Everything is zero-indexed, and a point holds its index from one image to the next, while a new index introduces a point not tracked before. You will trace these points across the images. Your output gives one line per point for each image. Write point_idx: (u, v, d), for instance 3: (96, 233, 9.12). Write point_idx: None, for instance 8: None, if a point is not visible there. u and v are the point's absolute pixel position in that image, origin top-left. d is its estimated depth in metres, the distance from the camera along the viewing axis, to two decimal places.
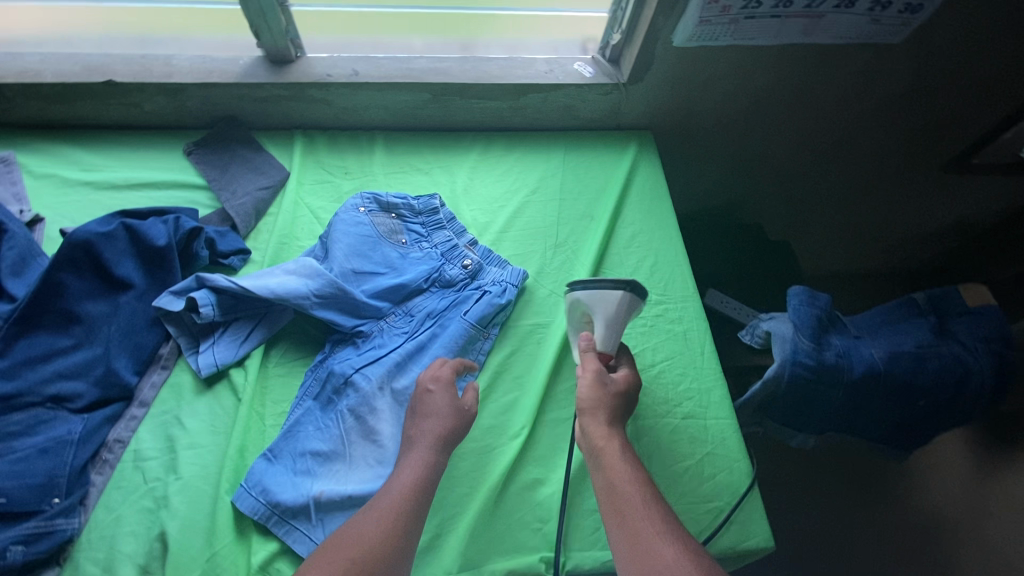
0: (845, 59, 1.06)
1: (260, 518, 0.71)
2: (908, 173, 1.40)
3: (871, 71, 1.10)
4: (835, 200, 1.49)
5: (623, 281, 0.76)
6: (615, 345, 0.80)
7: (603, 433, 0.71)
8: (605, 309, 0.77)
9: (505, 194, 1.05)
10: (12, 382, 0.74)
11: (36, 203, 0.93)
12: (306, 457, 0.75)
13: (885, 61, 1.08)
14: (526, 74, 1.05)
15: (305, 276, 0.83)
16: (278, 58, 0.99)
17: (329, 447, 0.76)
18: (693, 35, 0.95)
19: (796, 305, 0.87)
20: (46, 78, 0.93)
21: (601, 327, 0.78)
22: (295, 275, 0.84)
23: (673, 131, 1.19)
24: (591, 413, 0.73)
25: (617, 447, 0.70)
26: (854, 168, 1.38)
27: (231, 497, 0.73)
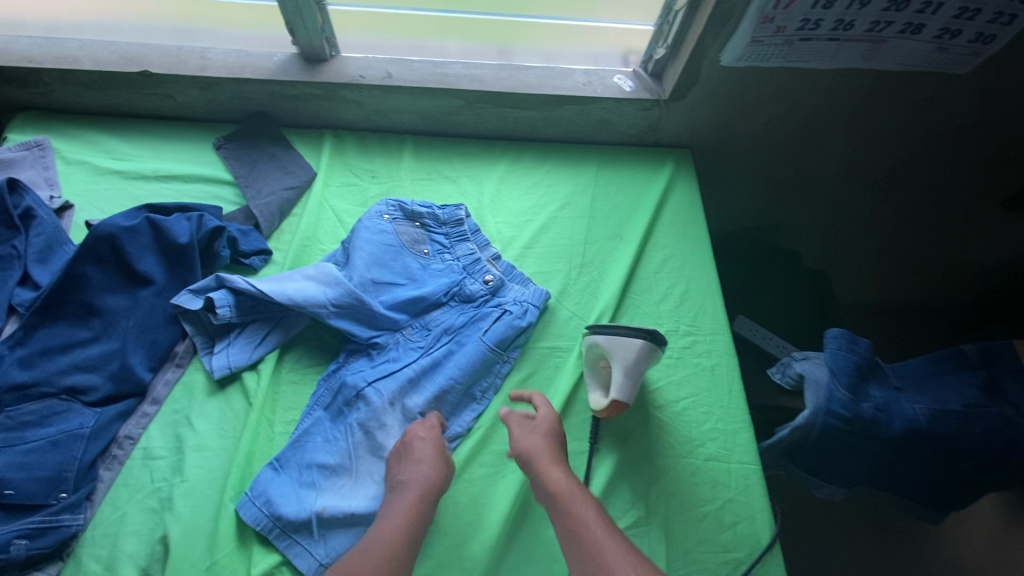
0: (907, 87, 1.00)
1: (262, 530, 0.70)
2: (959, 211, 1.31)
3: (929, 100, 1.03)
4: (890, 223, 1.37)
5: (642, 329, 0.70)
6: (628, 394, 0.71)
7: (553, 472, 0.69)
8: (627, 357, 0.70)
9: (532, 208, 1.02)
10: (30, 371, 0.74)
11: (67, 188, 0.94)
12: (312, 470, 0.73)
13: (945, 89, 1.00)
14: (562, 85, 1.01)
15: (322, 292, 0.81)
16: (312, 56, 0.97)
17: (337, 461, 0.74)
18: (743, 55, 0.89)
19: (835, 350, 0.83)
20: (83, 65, 0.93)
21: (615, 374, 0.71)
22: (309, 287, 0.81)
23: (717, 148, 1.13)
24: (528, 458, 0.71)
25: (571, 488, 0.68)
26: (898, 202, 1.31)
27: (236, 505, 0.72)
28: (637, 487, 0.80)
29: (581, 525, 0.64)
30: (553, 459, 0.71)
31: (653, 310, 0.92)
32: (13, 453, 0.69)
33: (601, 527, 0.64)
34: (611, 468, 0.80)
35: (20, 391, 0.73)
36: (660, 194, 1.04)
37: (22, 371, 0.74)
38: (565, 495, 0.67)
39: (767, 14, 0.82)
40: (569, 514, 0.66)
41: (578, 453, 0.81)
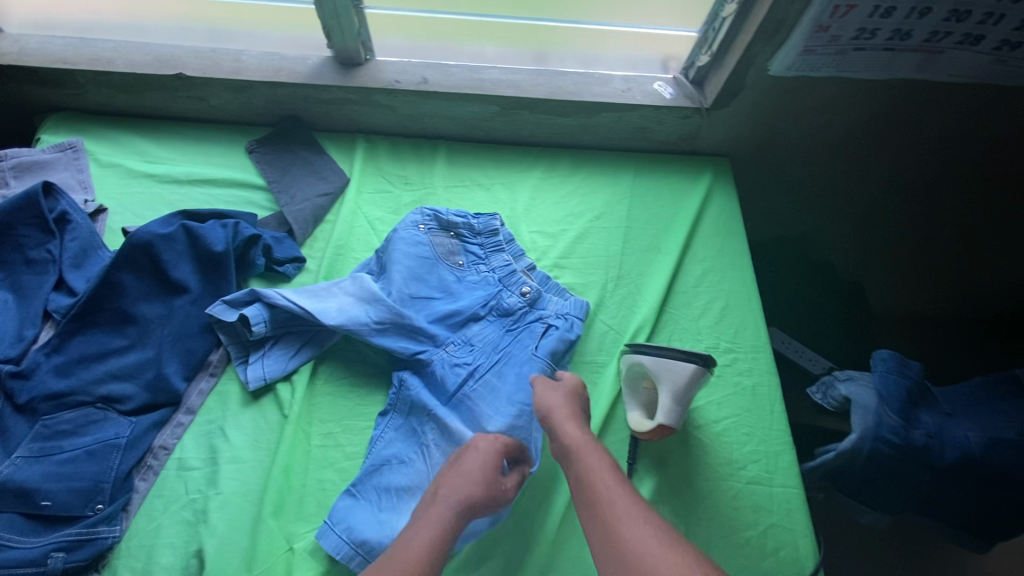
0: (959, 98, 0.96)
1: (343, 558, 0.69)
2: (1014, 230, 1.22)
3: (982, 111, 0.98)
4: (949, 246, 1.28)
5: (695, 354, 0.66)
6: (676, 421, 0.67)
7: (565, 422, 0.70)
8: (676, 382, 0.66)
9: (568, 217, 1.00)
10: (66, 380, 0.74)
11: (100, 191, 0.93)
12: (391, 494, 0.73)
13: (999, 100, 0.96)
14: (602, 91, 0.99)
15: (364, 311, 0.81)
16: (347, 59, 0.96)
17: (414, 482, 0.74)
18: (793, 65, 0.86)
19: (884, 373, 0.81)
20: (118, 67, 0.92)
21: (663, 399, 0.67)
22: (351, 305, 0.81)
23: (759, 160, 1.10)
24: (548, 412, 0.71)
25: (581, 438, 0.68)
26: (952, 223, 1.24)
27: (315, 534, 0.71)
28: (677, 510, 0.78)
29: (588, 471, 0.63)
30: (569, 414, 0.71)
31: (693, 326, 0.90)
32: (50, 462, 0.69)
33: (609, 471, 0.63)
34: (653, 489, 0.79)
35: (56, 400, 0.73)
36: (699, 204, 1.01)
37: (58, 380, 0.73)
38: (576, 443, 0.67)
39: (823, 24, 0.79)
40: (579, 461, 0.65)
41: None
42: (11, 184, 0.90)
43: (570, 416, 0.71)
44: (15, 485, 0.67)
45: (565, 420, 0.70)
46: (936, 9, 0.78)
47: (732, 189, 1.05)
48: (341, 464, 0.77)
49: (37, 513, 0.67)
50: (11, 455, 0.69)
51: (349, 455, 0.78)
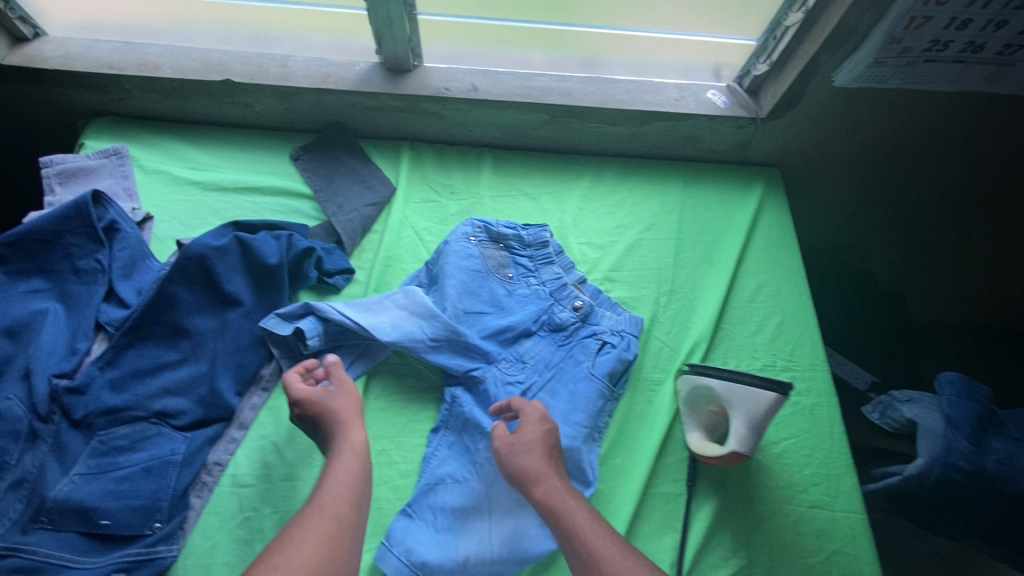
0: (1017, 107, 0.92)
1: None
2: None
3: None
4: (1016, 264, 1.21)
5: (773, 381, 0.67)
6: (752, 447, 0.69)
7: (542, 473, 0.69)
8: (754, 408, 0.68)
9: (617, 228, 0.97)
10: (121, 395, 0.73)
11: (145, 199, 0.92)
12: (445, 514, 0.72)
13: None
14: (654, 100, 0.96)
15: (418, 326, 0.80)
16: (396, 66, 0.94)
17: (466, 502, 0.73)
18: (860, 76, 0.84)
19: (952, 397, 0.79)
20: (165, 73, 0.91)
21: (739, 424, 0.69)
22: (405, 320, 0.80)
23: (811, 171, 1.07)
24: (523, 458, 0.69)
25: (562, 491, 0.68)
26: (1018, 239, 1.17)
27: (372, 554, 0.70)
28: (739, 535, 0.76)
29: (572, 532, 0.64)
30: (548, 468, 0.69)
31: (748, 343, 0.88)
32: (107, 480, 0.68)
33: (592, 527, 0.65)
34: (714, 512, 0.77)
35: (112, 415, 0.72)
36: (751, 216, 0.99)
37: (113, 395, 0.72)
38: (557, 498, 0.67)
39: (897, 36, 0.77)
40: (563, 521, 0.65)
41: (675, 495, 0.77)
42: (56, 190, 0.89)
43: (548, 464, 0.70)
44: (74, 503, 0.66)
45: (544, 472, 0.69)
46: (1014, 22, 0.75)
47: (783, 202, 1.02)
48: (396, 482, 0.75)
49: (97, 532, 0.66)
50: (68, 472, 0.68)
51: (404, 472, 0.76)
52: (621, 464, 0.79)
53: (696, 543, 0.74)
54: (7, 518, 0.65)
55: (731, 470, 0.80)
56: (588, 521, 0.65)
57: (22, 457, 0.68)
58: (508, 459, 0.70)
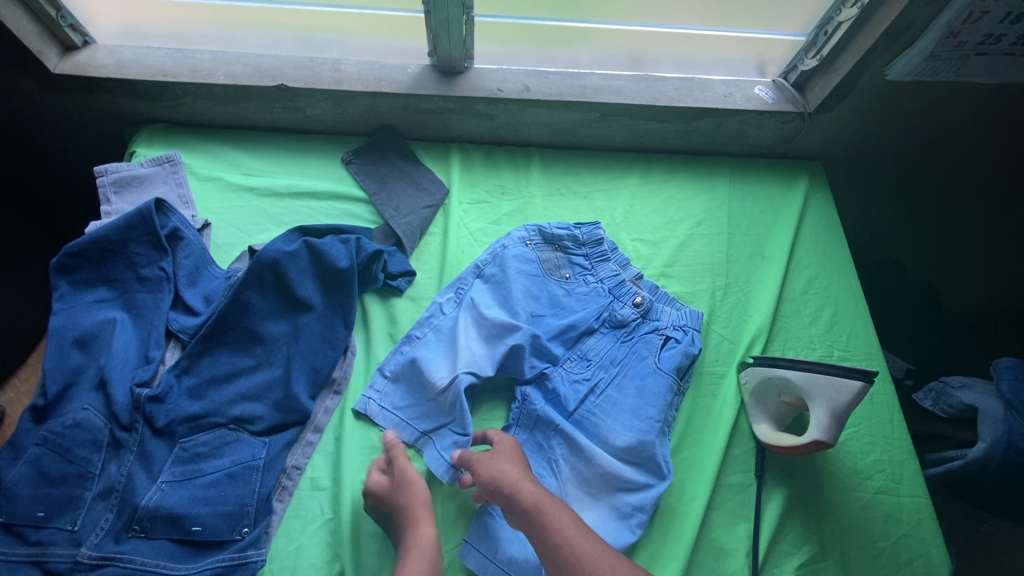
0: None
1: None
2: None
3: None
4: None
5: (855, 371, 0.71)
6: (836, 437, 0.72)
7: (517, 480, 0.67)
8: (835, 397, 0.71)
9: (668, 224, 0.98)
10: (200, 402, 0.73)
11: (200, 206, 0.92)
12: None
13: None
14: (704, 97, 0.97)
15: (492, 339, 0.80)
16: (448, 68, 0.94)
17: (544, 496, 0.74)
18: (914, 70, 0.86)
19: (1010, 381, 0.81)
20: (218, 79, 0.91)
21: (822, 414, 0.72)
22: (480, 340, 0.80)
23: (853, 162, 1.08)
24: (496, 464, 0.69)
25: (540, 493, 0.66)
26: None
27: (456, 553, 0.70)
28: (810, 522, 0.78)
29: (555, 533, 0.63)
30: (517, 470, 0.68)
31: (805, 334, 0.90)
32: (194, 486, 0.68)
33: (571, 520, 0.64)
34: (785, 501, 0.78)
35: (192, 423, 0.72)
36: (799, 209, 1.00)
37: (193, 402, 0.73)
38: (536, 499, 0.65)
39: (954, 29, 0.79)
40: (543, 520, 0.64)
41: (745, 485, 0.79)
42: (112, 200, 0.89)
43: (522, 468, 0.69)
44: (165, 511, 0.66)
45: (519, 477, 0.67)
46: None
47: (828, 194, 1.03)
48: None
49: (188, 538, 0.66)
50: (155, 481, 0.68)
51: None
52: (688, 454, 0.80)
53: (770, 532, 0.75)
54: (100, 527, 0.66)
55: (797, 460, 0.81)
56: (564, 517, 0.64)
57: (109, 465, 0.69)
58: (485, 466, 0.69)
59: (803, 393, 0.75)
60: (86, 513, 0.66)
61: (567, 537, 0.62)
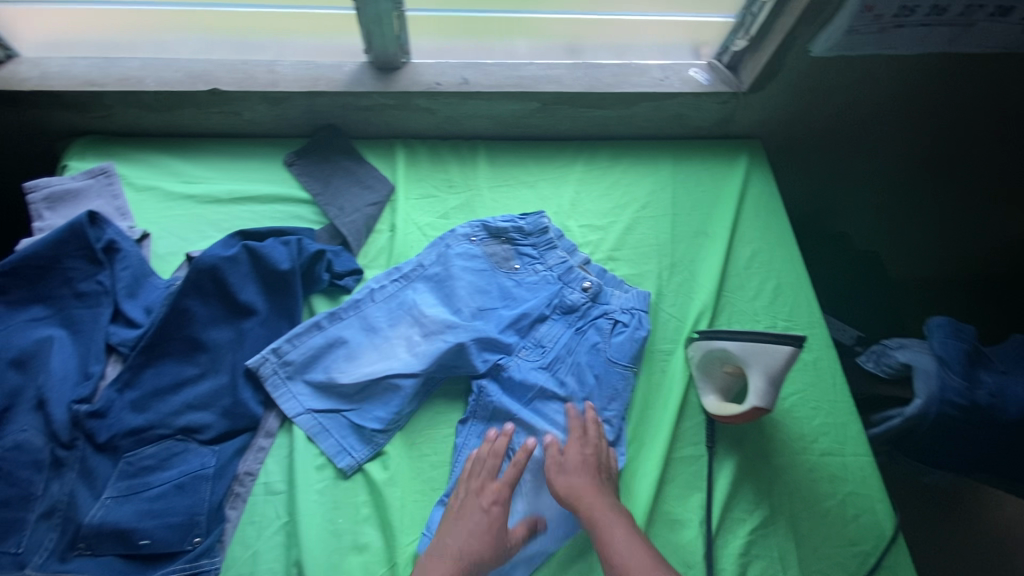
0: (974, 66, 0.98)
1: None
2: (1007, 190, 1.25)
3: (995, 78, 1.01)
4: (962, 215, 1.31)
5: (788, 336, 0.72)
6: (774, 402, 0.74)
7: (589, 493, 0.71)
8: (770, 364, 0.73)
9: (614, 209, 1.00)
10: (143, 414, 0.72)
11: (139, 217, 0.90)
12: None
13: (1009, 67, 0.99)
14: (641, 82, 0.99)
15: (431, 336, 0.81)
16: (386, 64, 0.94)
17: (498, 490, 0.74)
18: (836, 45, 0.88)
19: (942, 339, 0.84)
20: (149, 86, 0.89)
21: (760, 381, 0.73)
22: (420, 340, 0.81)
23: (789, 140, 1.12)
24: (566, 481, 0.73)
25: (606, 505, 0.70)
26: (965, 193, 1.26)
27: (412, 550, 0.71)
28: (760, 487, 0.80)
29: (608, 543, 0.67)
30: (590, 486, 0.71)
31: (749, 307, 0.92)
32: (141, 500, 0.68)
33: (631, 535, 0.67)
34: (735, 470, 0.80)
35: (136, 436, 0.71)
36: (740, 187, 1.03)
37: (136, 415, 0.71)
38: (596, 515, 0.69)
39: (868, 3, 0.81)
40: (602, 537, 0.68)
41: (697, 457, 0.81)
42: (45, 215, 0.86)
43: (594, 483, 0.72)
44: (110, 527, 0.65)
45: (586, 490, 0.71)
46: None
47: (768, 171, 1.06)
48: (427, 475, 0.76)
49: (136, 552, 0.66)
50: (100, 497, 0.67)
51: (435, 463, 0.77)
52: (641, 430, 0.82)
53: (722, 500, 0.78)
54: (44, 547, 0.65)
55: (747, 429, 0.84)
56: (626, 537, 0.67)
57: (50, 485, 0.68)
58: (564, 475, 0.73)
59: (741, 362, 0.76)
60: (29, 535, 0.65)
61: (618, 552, 0.66)
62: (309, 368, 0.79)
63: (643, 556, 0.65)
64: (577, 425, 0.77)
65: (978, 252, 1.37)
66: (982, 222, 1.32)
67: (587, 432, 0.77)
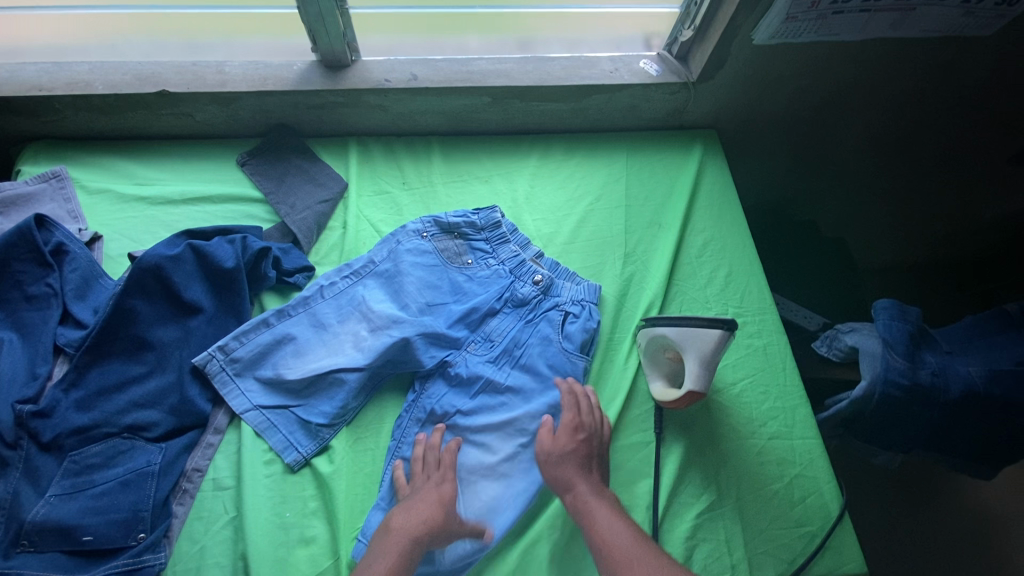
0: (924, 51, 0.98)
1: None
2: (962, 173, 1.28)
3: (945, 63, 1.01)
4: (915, 198, 1.36)
5: (720, 321, 0.74)
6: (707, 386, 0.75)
7: (572, 479, 0.73)
8: (703, 348, 0.74)
9: (568, 202, 1.01)
10: (89, 413, 0.72)
11: (91, 219, 0.90)
12: None
13: (960, 50, 0.98)
14: (590, 74, 1.00)
15: (378, 331, 0.82)
16: (334, 62, 0.95)
17: None
18: (777, 32, 0.88)
19: (887, 320, 0.84)
20: (97, 89, 0.90)
21: (693, 365, 0.74)
22: (367, 335, 0.82)
23: (744, 128, 1.13)
24: (557, 468, 0.74)
25: (591, 492, 0.72)
26: (919, 176, 1.30)
27: (351, 551, 0.71)
28: (707, 472, 0.81)
29: (593, 528, 0.69)
30: (575, 471, 0.74)
31: (700, 295, 0.93)
32: (84, 498, 0.68)
33: (614, 514, 0.70)
34: (682, 456, 0.81)
35: (81, 435, 0.71)
36: (694, 176, 1.03)
37: (81, 414, 0.72)
38: (583, 500, 0.71)
39: None
40: (588, 520, 0.70)
41: (644, 443, 0.82)
42: None
43: (580, 469, 0.74)
44: (54, 524, 0.66)
45: (572, 476, 0.73)
46: None
47: (722, 160, 1.07)
48: (368, 469, 0.77)
49: (80, 549, 0.66)
50: (43, 495, 0.68)
51: (380, 456, 0.78)
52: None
53: (669, 485, 0.78)
54: None
55: (695, 416, 0.84)
56: (609, 519, 0.69)
57: None
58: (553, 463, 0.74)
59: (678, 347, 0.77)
60: None
61: (603, 535, 0.68)
62: (256, 365, 0.79)
63: (627, 539, 0.67)
64: (570, 407, 0.78)
65: (924, 236, 1.44)
66: (932, 205, 1.37)
67: (580, 416, 0.78)
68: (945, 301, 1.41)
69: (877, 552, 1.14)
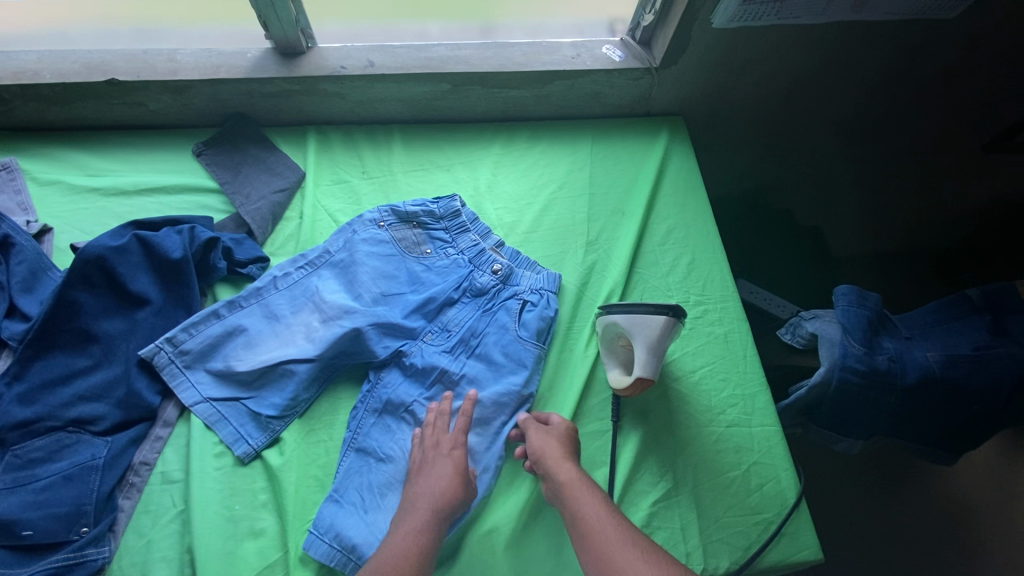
0: (890, 36, 0.96)
1: (335, 564, 0.67)
2: (932, 159, 1.28)
3: (913, 47, 1.00)
4: (887, 185, 1.35)
5: (664, 306, 0.73)
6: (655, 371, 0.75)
7: (557, 466, 0.70)
8: (650, 334, 0.73)
9: (531, 190, 1.00)
10: (31, 407, 0.71)
11: (41, 211, 0.89)
12: (375, 494, 0.72)
13: (926, 34, 0.97)
14: (551, 60, 0.98)
15: (330, 322, 0.81)
16: (289, 49, 0.93)
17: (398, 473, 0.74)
18: (736, 15, 0.87)
19: (846, 306, 0.84)
20: (45, 78, 0.88)
21: (641, 352, 0.74)
22: (319, 326, 0.81)
23: (711, 115, 1.11)
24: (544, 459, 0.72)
25: (575, 477, 0.69)
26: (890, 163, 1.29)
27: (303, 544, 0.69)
28: (664, 460, 0.80)
29: (580, 512, 0.66)
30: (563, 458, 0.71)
31: (662, 283, 0.92)
32: (26, 492, 0.67)
33: (604, 512, 0.65)
34: (639, 445, 0.80)
35: (24, 428, 0.70)
36: (658, 163, 1.02)
37: (23, 408, 0.71)
38: (568, 486, 0.68)
39: None
40: (572, 507, 0.66)
41: (602, 432, 0.81)
42: None
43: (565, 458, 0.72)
44: None
45: (557, 463, 0.71)
46: None
47: (689, 147, 1.06)
48: (321, 461, 0.76)
49: (20, 544, 0.65)
50: None
51: (333, 448, 0.77)
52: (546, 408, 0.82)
53: (625, 474, 0.78)
54: None
55: (655, 404, 0.84)
56: (594, 504, 0.66)
57: None
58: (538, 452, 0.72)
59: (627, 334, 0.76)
60: None
61: (589, 518, 0.65)
62: (206, 357, 0.78)
63: (610, 524, 0.64)
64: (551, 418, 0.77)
65: (897, 223, 1.44)
66: (904, 193, 1.37)
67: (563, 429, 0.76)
68: (915, 288, 1.42)
69: (843, 539, 1.15)
